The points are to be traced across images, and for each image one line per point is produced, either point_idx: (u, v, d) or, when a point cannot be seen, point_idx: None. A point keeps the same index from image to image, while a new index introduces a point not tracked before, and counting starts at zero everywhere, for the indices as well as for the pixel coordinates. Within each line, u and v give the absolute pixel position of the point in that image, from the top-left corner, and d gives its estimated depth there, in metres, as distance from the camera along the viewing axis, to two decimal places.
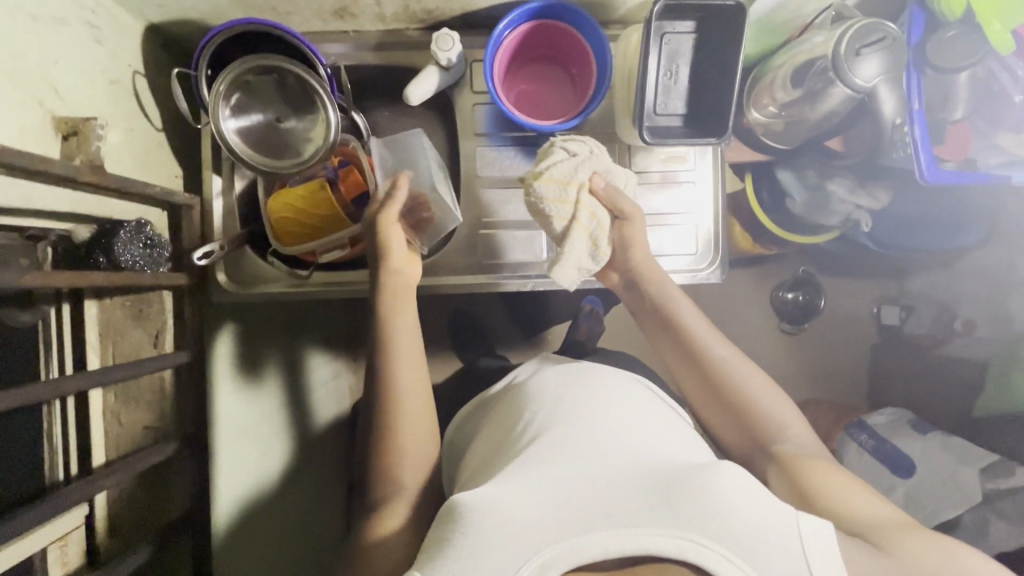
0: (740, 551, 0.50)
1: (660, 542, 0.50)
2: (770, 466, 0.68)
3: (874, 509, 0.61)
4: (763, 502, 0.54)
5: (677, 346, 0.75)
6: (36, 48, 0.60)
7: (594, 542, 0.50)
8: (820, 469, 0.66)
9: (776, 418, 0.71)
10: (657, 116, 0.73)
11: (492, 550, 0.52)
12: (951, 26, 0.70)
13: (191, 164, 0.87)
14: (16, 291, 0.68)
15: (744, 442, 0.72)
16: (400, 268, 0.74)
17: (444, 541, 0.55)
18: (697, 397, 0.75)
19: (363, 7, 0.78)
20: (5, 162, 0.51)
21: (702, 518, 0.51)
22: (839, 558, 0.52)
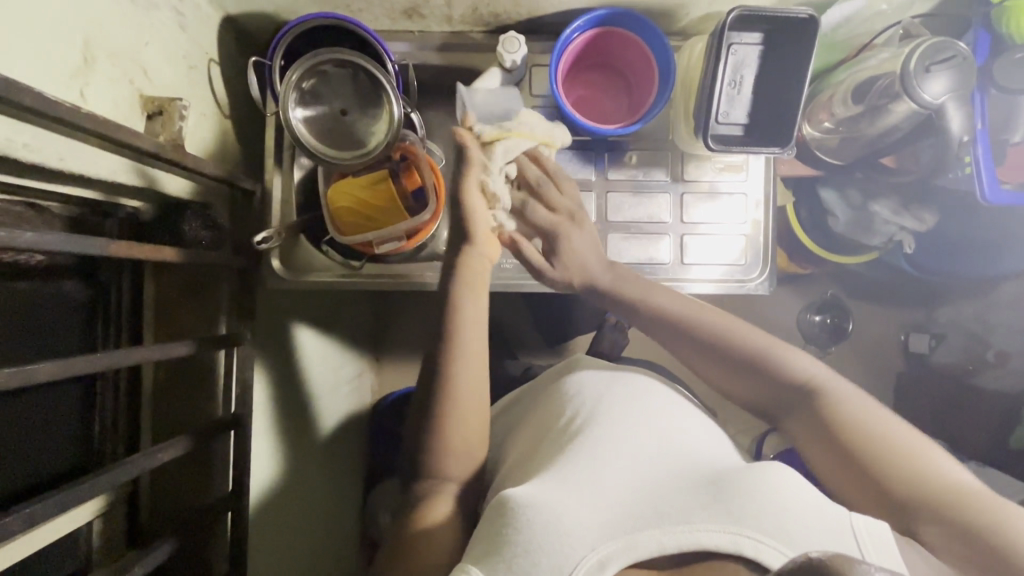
0: (795, 549, 0.49)
1: (714, 538, 0.49)
2: (801, 421, 0.68)
3: (931, 470, 0.59)
4: (816, 504, 0.53)
5: (667, 323, 0.76)
6: (130, 29, 0.62)
7: (648, 539, 0.51)
8: (859, 414, 0.64)
9: (794, 367, 0.69)
10: (720, 124, 0.73)
11: (546, 549, 0.51)
12: (1017, 49, 0.72)
13: (252, 152, 0.89)
14: (83, 261, 0.69)
15: (772, 397, 0.70)
16: (480, 251, 0.75)
17: (497, 537, 0.54)
18: (702, 367, 0.75)
19: (433, 8, 0.80)
20: (105, 133, 0.52)
21: (756, 516, 0.50)
22: (892, 548, 0.51)
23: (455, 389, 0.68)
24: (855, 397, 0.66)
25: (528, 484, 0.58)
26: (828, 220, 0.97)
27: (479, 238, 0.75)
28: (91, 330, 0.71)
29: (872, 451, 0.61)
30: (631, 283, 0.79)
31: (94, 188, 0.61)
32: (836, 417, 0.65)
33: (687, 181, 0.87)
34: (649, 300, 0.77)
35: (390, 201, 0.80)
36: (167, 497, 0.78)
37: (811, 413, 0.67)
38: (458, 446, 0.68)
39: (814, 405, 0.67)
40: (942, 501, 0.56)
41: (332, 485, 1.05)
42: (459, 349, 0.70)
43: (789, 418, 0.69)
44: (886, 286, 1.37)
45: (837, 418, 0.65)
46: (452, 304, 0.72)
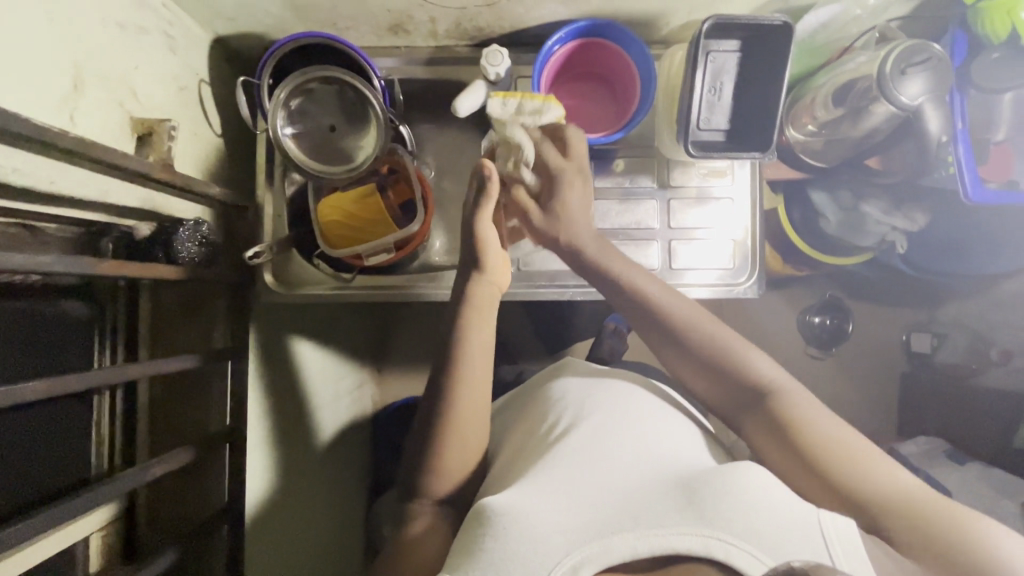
0: (764, 548, 0.49)
1: (686, 541, 0.50)
2: (761, 424, 0.66)
3: (891, 479, 0.59)
4: (786, 504, 0.54)
5: (636, 312, 0.73)
6: (119, 54, 0.64)
7: (623, 541, 0.51)
8: (813, 423, 0.64)
9: (757, 368, 0.68)
10: (701, 131, 0.74)
11: (523, 555, 0.52)
12: (994, 49, 0.71)
13: (246, 168, 0.91)
14: (78, 280, 0.70)
15: (732, 400, 0.69)
16: (490, 278, 0.72)
17: (476, 545, 0.55)
18: (668, 355, 0.72)
19: (417, 24, 0.82)
20: (92, 155, 0.54)
21: (727, 518, 0.51)
22: (859, 548, 0.51)
23: (458, 395, 0.67)
24: (811, 404, 0.66)
25: (507, 490, 0.59)
26: (820, 222, 0.97)
27: (490, 265, 0.72)
28: (87, 347, 0.73)
29: (830, 459, 0.61)
30: (610, 254, 0.75)
31: (88, 209, 0.63)
32: (795, 421, 0.64)
33: (674, 187, 0.88)
34: (628, 279, 0.73)
35: (379, 214, 0.82)
36: (165, 511, 0.79)
37: (772, 417, 0.65)
38: (457, 455, 0.67)
39: (770, 411, 0.66)
40: (898, 508, 0.57)
41: (333, 496, 1.06)
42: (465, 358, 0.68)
43: (746, 424, 0.68)
44: (885, 286, 1.36)
45: (796, 424, 0.64)
46: (458, 318, 0.70)
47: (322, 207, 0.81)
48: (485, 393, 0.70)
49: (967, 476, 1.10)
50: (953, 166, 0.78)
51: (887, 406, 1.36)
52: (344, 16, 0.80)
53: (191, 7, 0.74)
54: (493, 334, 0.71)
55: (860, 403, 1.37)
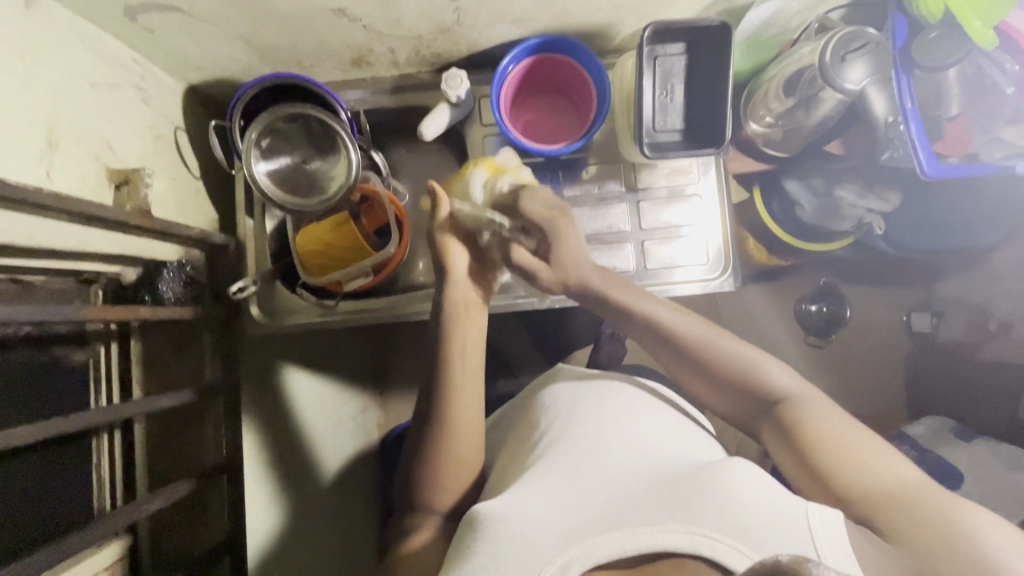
0: (749, 543, 0.48)
1: (671, 539, 0.50)
2: (773, 432, 0.67)
3: (890, 474, 0.58)
4: (774, 501, 0.53)
5: (656, 336, 0.73)
6: (92, 111, 0.68)
7: (610, 542, 0.50)
8: (825, 428, 0.63)
9: (766, 375, 0.69)
10: (657, 132, 0.76)
11: (511, 558, 0.52)
12: (931, 27, 0.73)
13: (227, 208, 0.94)
14: (70, 328, 0.73)
15: (748, 411, 0.70)
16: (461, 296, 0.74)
17: (466, 551, 0.55)
18: (677, 367, 0.73)
19: (377, 55, 0.85)
20: (68, 206, 0.57)
21: (716, 515, 0.50)
22: (845, 538, 0.50)
23: (452, 401, 0.70)
24: (821, 407, 0.66)
25: (498, 497, 0.60)
26: (796, 211, 0.98)
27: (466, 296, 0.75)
28: (81, 392, 0.75)
29: (834, 455, 0.61)
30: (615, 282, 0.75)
31: (72, 259, 0.66)
32: (803, 425, 0.64)
33: (642, 190, 0.90)
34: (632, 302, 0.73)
35: (355, 241, 0.85)
36: (168, 548, 0.79)
37: (781, 425, 0.66)
38: (455, 464, 0.68)
39: (781, 419, 0.66)
40: (893, 502, 0.56)
41: (342, 527, 1.05)
42: (453, 366, 0.71)
43: (764, 433, 0.69)
44: (878, 267, 1.35)
45: (803, 428, 0.64)
46: (443, 331, 0.73)
47: (300, 237, 0.84)
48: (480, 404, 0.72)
49: (976, 453, 1.09)
50: (908, 142, 0.76)
51: (893, 388, 1.35)
52: (307, 55, 0.84)
53: (160, 60, 0.78)
54: (483, 344, 0.74)
55: (866, 388, 1.36)
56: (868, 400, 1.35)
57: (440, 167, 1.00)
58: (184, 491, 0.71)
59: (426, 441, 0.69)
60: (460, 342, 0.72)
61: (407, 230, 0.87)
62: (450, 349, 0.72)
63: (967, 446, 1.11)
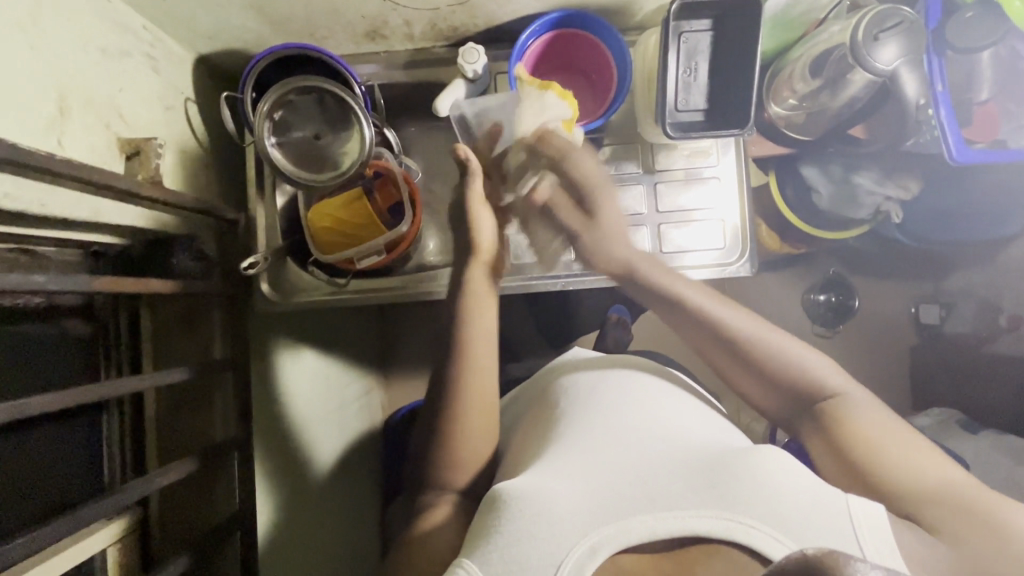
0: (787, 533, 0.49)
1: (705, 523, 0.50)
2: (816, 429, 0.67)
3: (932, 471, 0.59)
4: (806, 489, 0.53)
5: (703, 328, 0.73)
6: (103, 77, 0.66)
7: (639, 525, 0.51)
8: (871, 428, 0.63)
9: (815, 375, 0.68)
10: (679, 112, 0.75)
11: (539, 540, 0.51)
12: (968, 6, 0.71)
13: (236, 183, 0.92)
14: (78, 300, 0.72)
15: (789, 407, 0.69)
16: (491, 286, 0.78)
17: (489, 529, 0.54)
18: (721, 362, 0.73)
19: (393, 28, 0.83)
20: (79, 174, 0.55)
21: (749, 501, 0.50)
22: (888, 533, 0.50)
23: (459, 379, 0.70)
24: (867, 409, 0.65)
25: (520, 477, 0.59)
26: (812, 197, 0.97)
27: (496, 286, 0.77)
28: (87, 364, 0.74)
29: (883, 456, 0.61)
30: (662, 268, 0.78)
31: (82, 229, 0.65)
32: (848, 425, 0.64)
33: (659, 172, 0.88)
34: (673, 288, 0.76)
35: (368, 219, 0.83)
36: (175, 521, 0.80)
37: (825, 421, 0.66)
38: (470, 445, 0.69)
39: (825, 415, 0.66)
40: (940, 499, 0.57)
41: (344, 505, 1.04)
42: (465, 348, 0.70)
43: (804, 429, 0.68)
44: (888, 258, 1.34)
45: (848, 428, 0.64)
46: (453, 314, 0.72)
47: (312, 213, 0.83)
48: (495, 386, 0.73)
49: (983, 444, 1.09)
50: (937, 127, 0.75)
51: (899, 379, 1.35)
52: (321, 26, 0.81)
53: (171, 28, 0.76)
54: (493, 330, 0.75)
55: (873, 378, 1.35)
56: (873, 391, 1.35)
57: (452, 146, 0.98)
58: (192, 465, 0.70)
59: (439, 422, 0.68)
60: (475, 322, 0.74)
61: (420, 209, 0.87)
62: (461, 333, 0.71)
63: (974, 437, 1.11)
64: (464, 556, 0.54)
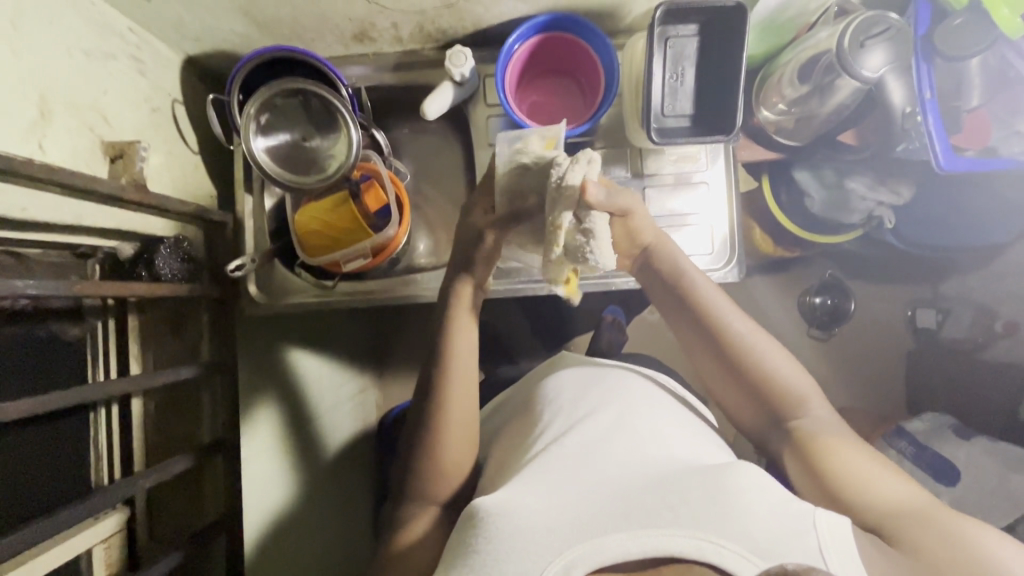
0: (755, 551, 0.48)
1: (676, 543, 0.49)
2: (788, 445, 0.68)
3: (891, 488, 0.61)
4: (779, 509, 0.53)
5: (701, 334, 0.72)
6: (86, 80, 0.66)
7: (613, 543, 0.50)
8: (841, 445, 0.65)
9: (794, 388, 0.69)
10: (666, 117, 0.75)
11: (513, 558, 0.51)
12: (958, 14, 0.69)
13: (226, 184, 0.92)
14: (67, 302, 0.72)
15: (763, 420, 0.71)
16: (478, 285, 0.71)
17: (466, 550, 0.55)
18: (701, 360, 0.74)
19: (380, 31, 0.83)
20: (61, 179, 0.56)
21: (723, 521, 0.50)
22: (850, 546, 0.51)
23: (443, 386, 0.69)
24: (837, 428, 0.67)
25: (498, 491, 0.59)
26: (804, 201, 0.96)
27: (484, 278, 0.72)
28: (78, 368, 0.74)
29: (849, 473, 0.62)
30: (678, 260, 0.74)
31: (66, 232, 0.65)
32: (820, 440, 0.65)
33: (648, 176, 0.88)
34: (685, 283, 0.73)
35: (354, 221, 0.82)
36: (165, 523, 0.80)
37: (797, 437, 0.67)
38: (456, 454, 0.68)
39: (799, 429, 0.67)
40: (897, 513, 0.58)
41: (340, 499, 1.06)
42: (443, 360, 0.70)
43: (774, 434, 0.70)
44: (885, 262, 1.32)
45: (820, 444, 0.65)
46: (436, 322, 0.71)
47: (299, 216, 0.83)
48: (476, 396, 0.71)
49: (974, 450, 1.08)
50: (926, 135, 0.75)
51: (894, 383, 1.34)
52: (307, 28, 0.81)
53: (157, 30, 0.76)
54: (479, 340, 0.72)
55: (867, 382, 1.35)
56: (867, 394, 1.34)
57: (443, 148, 0.98)
58: (177, 468, 0.71)
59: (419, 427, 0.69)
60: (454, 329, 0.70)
61: (408, 211, 0.86)
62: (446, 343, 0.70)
63: (966, 443, 1.10)
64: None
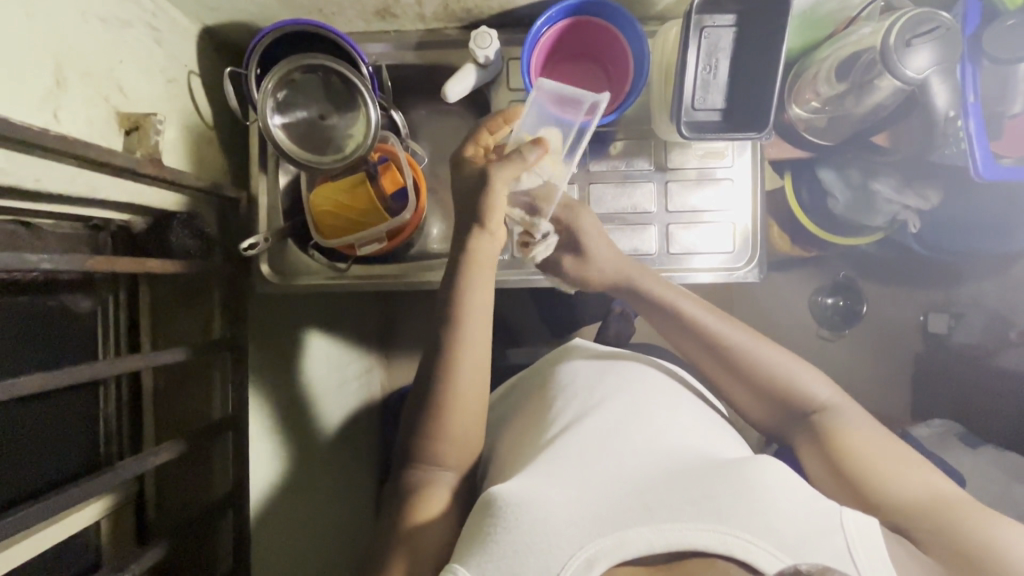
0: (781, 546, 0.47)
1: (702, 538, 0.48)
2: (811, 444, 0.67)
3: (925, 484, 0.59)
4: (805, 510, 0.52)
5: (700, 342, 0.73)
6: (103, 48, 0.64)
7: (638, 537, 0.49)
8: (863, 440, 0.64)
9: (807, 388, 0.69)
10: (697, 110, 0.72)
11: (533, 548, 0.50)
12: (1010, 15, 0.70)
13: (239, 159, 0.91)
14: (79, 275, 0.71)
15: (783, 421, 0.70)
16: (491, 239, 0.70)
17: (485, 537, 0.53)
18: (707, 369, 0.73)
19: (404, 8, 0.81)
20: (75, 150, 0.54)
21: (747, 517, 0.49)
22: (881, 549, 0.49)
23: (456, 376, 0.68)
24: (862, 422, 0.66)
25: (514, 480, 0.58)
26: (827, 201, 0.94)
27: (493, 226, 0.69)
28: (90, 341, 0.74)
29: (876, 470, 0.61)
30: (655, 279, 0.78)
31: (80, 205, 0.63)
32: (843, 436, 0.64)
33: (671, 170, 0.86)
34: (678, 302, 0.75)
35: (371, 205, 0.81)
36: (172, 496, 0.80)
37: (822, 437, 0.66)
38: (461, 436, 0.68)
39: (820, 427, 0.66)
40: (927, 509, 0.57)
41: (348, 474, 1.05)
42: (457, 350, 0.68)
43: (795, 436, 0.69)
44: (901, 265, 1.30)
45: (842, 440, 0.64)
46: (449, 310, 0.69)
47: (314, 196, 0.81)
48: (482, 377, 0.70)
49: (981, 459, 1.06)
50: (965, 142, 0.74)
51: (901, 387, 1.33)
52: (329, 2, 0.79)
53: None
54: (490, 323, 0.71)
55: (874, 384, 1.33)
56: (873, 396, 1.33)
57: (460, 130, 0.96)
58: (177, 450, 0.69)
59: (430, 417, 0.68)
60: (463, 308, 0.69)
61: (423, 195, 0.84)
62: (459, 333, 0.69)
63: (973, 451, 1.08)
64: (458, 561, 0.53)
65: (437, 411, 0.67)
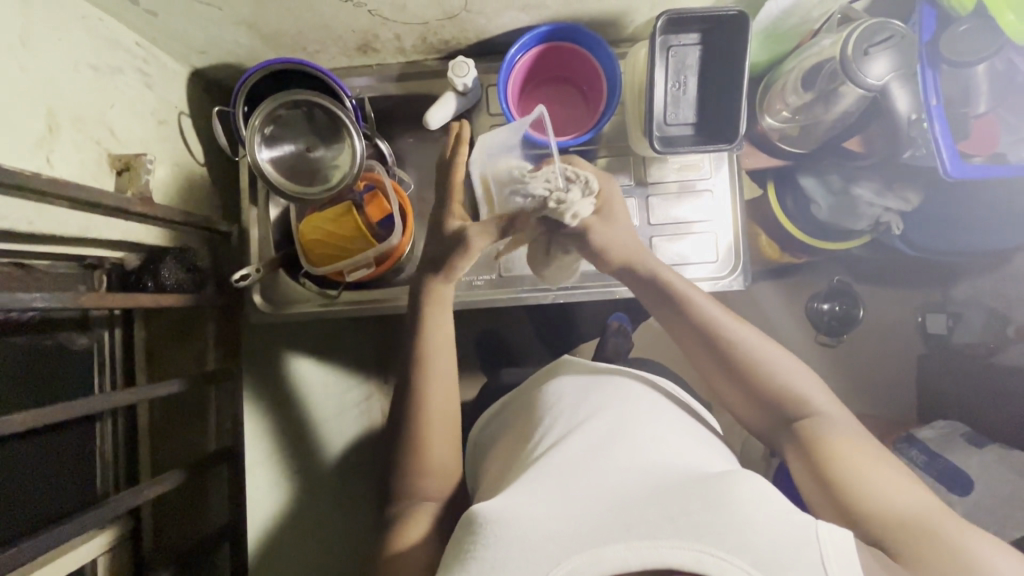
0: (757, 565, 0.47)
1: (677, 554, 0.47)
2: (795, 444, 0.67)
3: (903, 496, 0.59)
4: (781, 522, 0.51)
5: (704, 338, 0.71)
6: (93, 95, 0.67)
7: (613, 553, 0.48)
8: (848, 447, 0.64)
9: (798, 390, 0.69)
10: (669, 125, 0.75)
11: (513, 562, 0.51)
12: (962, 20, 0.72)
13: (230, 194, 0.93)
14: (74, 313, 0.73)
15: (767, 419, 0.70)
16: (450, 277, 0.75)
17: (466, 555, 0.54)
18: (706, 366, 0.73)
19: (384, 42, 0.84)
20: (67, 192, 0.57)
21: (721, 534, 0.49)
22: (855, 558, 0.49)
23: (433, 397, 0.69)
24: (848, 431, 0.66)
25: (499, 497, 0.58)
26: (811, 208, 0.96)
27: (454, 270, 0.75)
28: (86, 377, 0.75)
29: (854, 478, 0.61)
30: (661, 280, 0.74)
31: (74, 244, 0.65)
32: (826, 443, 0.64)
33: (652, 184, 0.88)
34: (688, 298, 0.73)
35: (356, 232, 0.82)
36: (171, 531, 0.80)
37: (805, 442, 0.66)
38: (443, 459, 0.69)
39: (807, 432, 0.66)
40: (899, 523, 0.57)
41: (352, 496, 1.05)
42: (429, 372, 0.70)
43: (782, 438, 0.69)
44: (894, 267, 1.30)
45: (824, 448, 0.64)
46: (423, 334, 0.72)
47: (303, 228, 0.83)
48: (454, 397, 0.72)
49: (989, 459, 1.05)
50: (932, 141, 0.75)
51: (904, 390, 1.32)
52: (311, 40, 0.82)
53: (165, 44, 0.77)
54: (452, 337, 0.74)
55: (876, 387, 1.32)
56: (876, 401, 1.32)
57: None
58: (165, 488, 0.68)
59: (414, 441, 0.68)
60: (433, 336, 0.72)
61: (411, 219, 0.87)
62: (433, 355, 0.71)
63: (979, 451, 1.07)
64: None
65: (421, 434, 0.68)
